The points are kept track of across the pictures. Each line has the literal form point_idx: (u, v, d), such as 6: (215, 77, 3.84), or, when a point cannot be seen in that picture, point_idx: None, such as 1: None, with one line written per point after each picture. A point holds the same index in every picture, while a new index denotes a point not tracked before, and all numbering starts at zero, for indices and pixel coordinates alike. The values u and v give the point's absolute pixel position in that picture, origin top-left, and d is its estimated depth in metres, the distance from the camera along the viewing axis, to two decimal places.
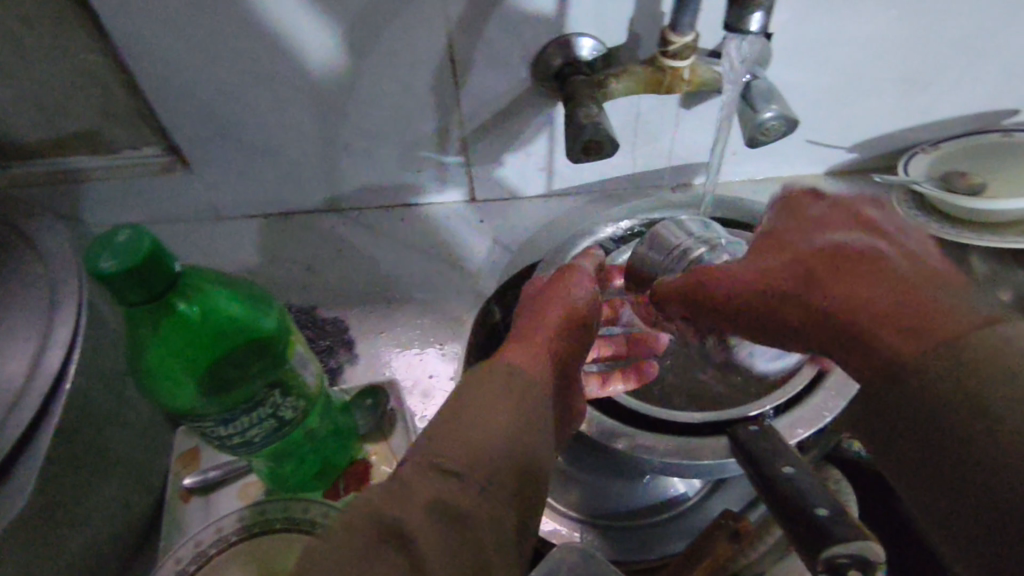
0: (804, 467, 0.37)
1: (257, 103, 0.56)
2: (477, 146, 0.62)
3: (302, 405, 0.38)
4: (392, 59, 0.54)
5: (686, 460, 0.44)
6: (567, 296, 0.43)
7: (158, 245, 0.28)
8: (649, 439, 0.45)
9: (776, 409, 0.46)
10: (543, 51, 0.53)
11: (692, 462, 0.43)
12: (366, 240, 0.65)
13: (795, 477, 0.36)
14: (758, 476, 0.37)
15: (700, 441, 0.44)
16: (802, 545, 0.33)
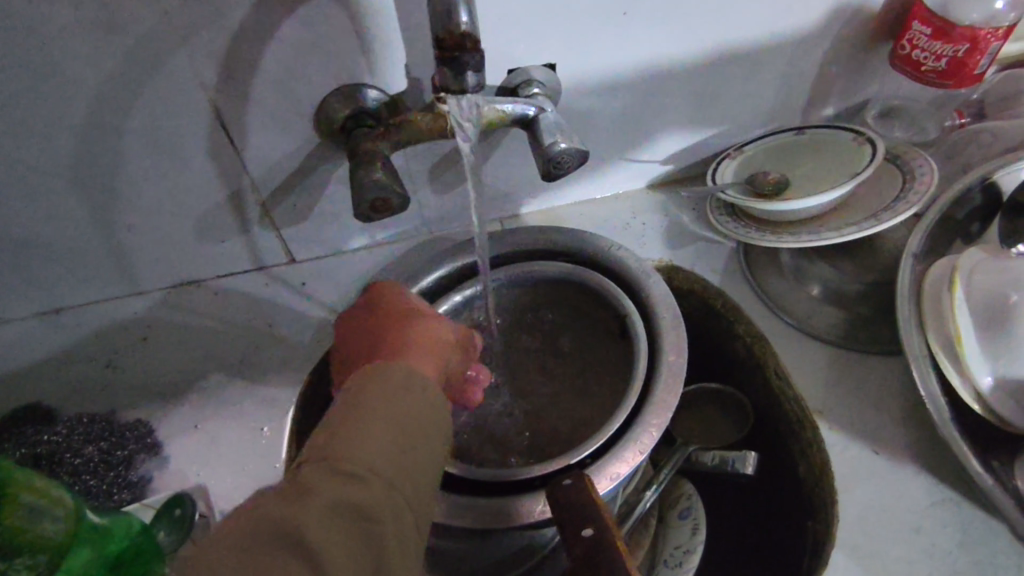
0: (605, 520, 0.36)
1: (5, 197, 0.49)
2: (280, 208, 0.57)
3: (57, 559, 0.37)
4: (155, 131, 0.48)
5: (510, 521, 0.41)
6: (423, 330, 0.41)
7: None
8: (477, 504, 0.42)
9: (598, 450, 0.44)
10: (322, 104, 0.50)
11: (515, 522, 0.41)
12: (175, 323, 0.60)
13: (594, 536, 0.35)
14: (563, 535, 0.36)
15: (525, 498, 0.42)
16: None
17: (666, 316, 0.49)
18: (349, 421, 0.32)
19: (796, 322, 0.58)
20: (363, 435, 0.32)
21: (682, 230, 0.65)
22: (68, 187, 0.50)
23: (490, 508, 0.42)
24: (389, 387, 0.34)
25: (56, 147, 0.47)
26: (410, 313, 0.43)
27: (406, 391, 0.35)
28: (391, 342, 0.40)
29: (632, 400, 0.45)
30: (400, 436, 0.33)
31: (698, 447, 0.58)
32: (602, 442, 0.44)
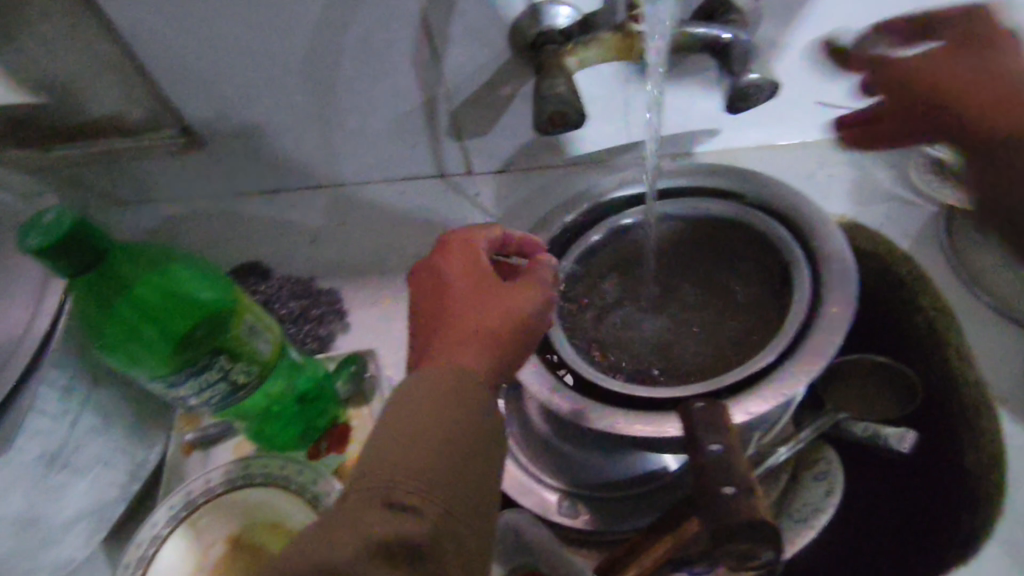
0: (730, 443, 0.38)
1: (252, 84, 0.59)
2: (467, 119, 0.62)
3: (256, 371, 0.41)
4: (370, 38, 0.54)
5: (634, 430, 0.43)
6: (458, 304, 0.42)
7: (82, 221, 0.32)
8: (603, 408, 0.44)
9: (738, 384, 0.43)
10: (518, 20, 0.52)
11: (639, 432, 0.43)
12: (365, 210, 0.68)
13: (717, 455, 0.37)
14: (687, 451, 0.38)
15: (655, 413, 0.43)
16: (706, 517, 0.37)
17: (838, 267, 0.46)
18: (392, 447, 0.34)
19: (993, 302, 0.52)
20: (412, 456, 0.33)
21: (873, 188, 0.59)
22: (298, 82, 0.58)
23: (614, 414, 0.44)
24: (435, 402, 0.36)
25: (294, 44, 0.55)
26: (452, 298, 0.43)
27: (446, 404, 0.36)
28: (447, 333, 0.41)
29: (787, 340, 0.44)
30: (451, 452, 0.34)
31: (847, 416, 0.54)
32: (744, 378, 0.43)
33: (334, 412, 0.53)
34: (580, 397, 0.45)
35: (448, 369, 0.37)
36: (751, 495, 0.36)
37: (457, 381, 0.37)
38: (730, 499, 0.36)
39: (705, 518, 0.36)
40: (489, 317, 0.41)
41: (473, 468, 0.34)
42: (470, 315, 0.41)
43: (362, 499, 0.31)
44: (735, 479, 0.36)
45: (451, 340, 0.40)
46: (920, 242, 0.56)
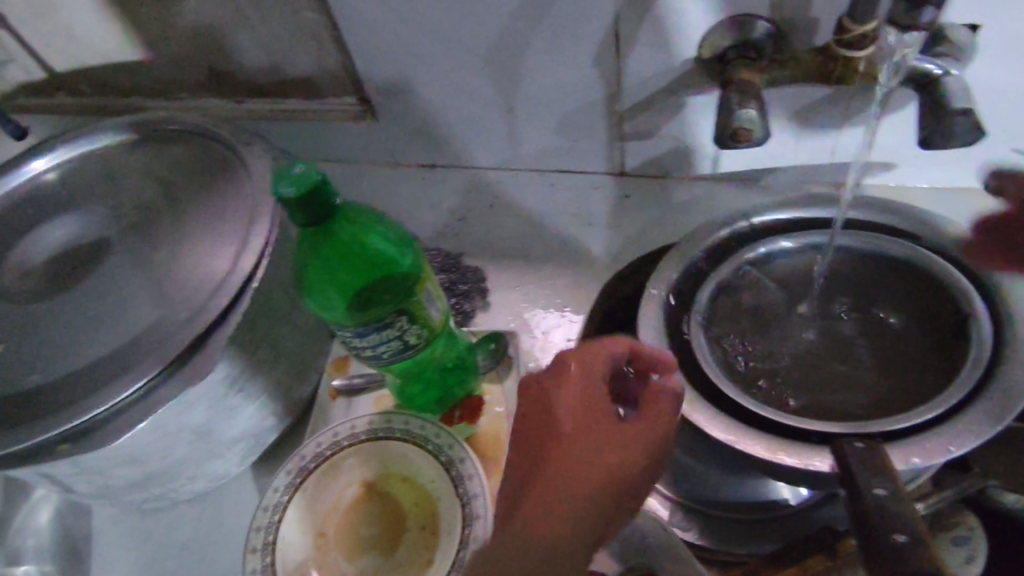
0: (897, 491, 0.36)
1: (436, 65, 0.62)
2: (633, 123, 0.62)
3: (425, 335, 0.44)
4: (559, 31, 0.56)
5: (780, 460, 0.43)
6: (560, 440, 0.40)
7: (326, 179, 0.34)
8: (746, 432, 0.44)
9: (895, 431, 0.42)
10: (710, 32, 0.52)
11: (786, 464, 0.42)
12: (516, 197, 0.70)
13: (883, 500, 0.36)
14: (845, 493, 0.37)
15: (803, 447, 0.43)
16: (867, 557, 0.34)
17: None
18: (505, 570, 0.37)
19: None
20: None
21: None
22: (479, 66, 0.61)
23: (759, 441, 0.44)
24: (541, 547, 0.38)
25: (485, 31, 0.57)
26: (552, 436, 0.40)
27: (556, 546, 0.38)
28: (544, 472, 0.39)
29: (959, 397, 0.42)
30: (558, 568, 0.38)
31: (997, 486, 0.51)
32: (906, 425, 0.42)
33: (471, 385, 0.55)
34: (723, 416, 0.45)
35: (549, 524, 0.38)
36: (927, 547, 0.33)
37: (562, 512, 0.38)
38: (901, 548, 0.33)
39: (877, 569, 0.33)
40: (595, 464, 0.39)
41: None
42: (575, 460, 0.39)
43: None
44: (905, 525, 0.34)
45: (550, 476, 0.39)
46: None
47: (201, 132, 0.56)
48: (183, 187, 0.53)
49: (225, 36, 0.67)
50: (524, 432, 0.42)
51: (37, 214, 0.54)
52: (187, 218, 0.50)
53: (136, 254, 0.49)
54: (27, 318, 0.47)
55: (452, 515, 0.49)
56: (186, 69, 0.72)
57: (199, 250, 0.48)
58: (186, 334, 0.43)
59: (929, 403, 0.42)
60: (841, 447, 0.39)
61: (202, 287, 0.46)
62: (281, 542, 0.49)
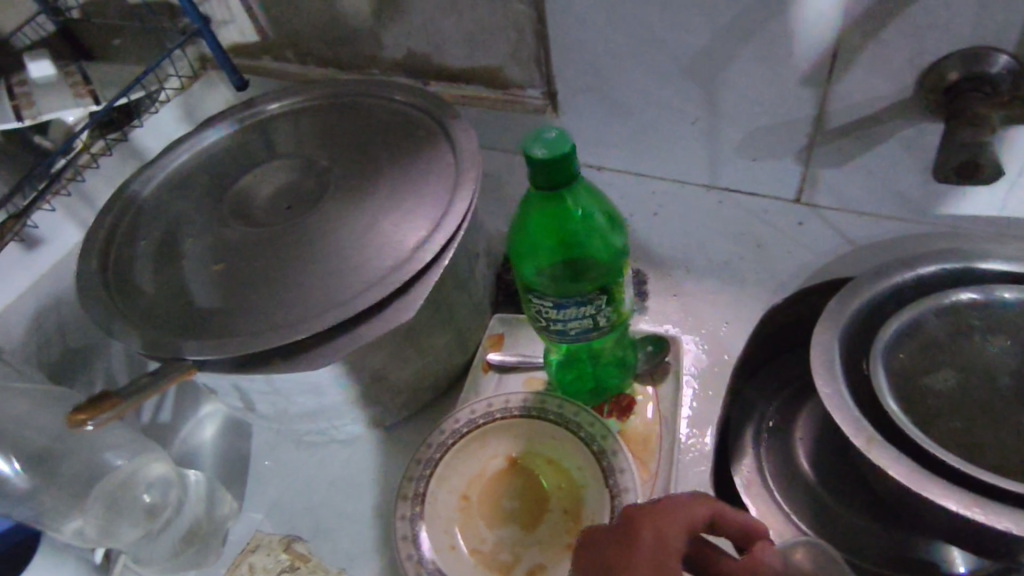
0: None
1: (635, 68, 0.63)
2: (826, 149, 0.60)
3: (614, 320, 0.44)
4: (773, 46, 0.55)
5: (981, 519, 0.40)
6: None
7: (575, 149, 0.35)
8: (940, 484, 0.42)
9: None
10: (941, 61, 0.50)
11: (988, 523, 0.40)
12: (682, 211, 0.69)
13: None
14: None
15: (1006, 506, 0.40)
16: None
17: None
18: None
19: None
20: None
21: None
22: (678, 73, 0.61)
23: (957, 495, 0.41)
24: None
25: (695, 39, 0.58)
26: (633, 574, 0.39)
27: None
28: None
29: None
30: None
31: None
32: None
33: (624, 383, 0.55)
34: (914, 462, 0.43)
35: None
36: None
37: None
38: None
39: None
40: None
41: None
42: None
43: None
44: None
45: None
46: None
47: (405, 102, 0.60)
48: (386, 149, 0.56)
49: (430, 20, 0.70)
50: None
51: (255, 156, 0.59)
52: (391, 177, 0.53)
53: (344, 202, 0.52)
54: (245, 245, 0.51)
55: (598, 508, 0.48)
56: (380, 49, 0.76)
57: (403, 207, 0.51)
58: (391, 278, 0.45)
59: None
60: None
61: (405, 240, 0.48)
62: (430, 496, 0.50)
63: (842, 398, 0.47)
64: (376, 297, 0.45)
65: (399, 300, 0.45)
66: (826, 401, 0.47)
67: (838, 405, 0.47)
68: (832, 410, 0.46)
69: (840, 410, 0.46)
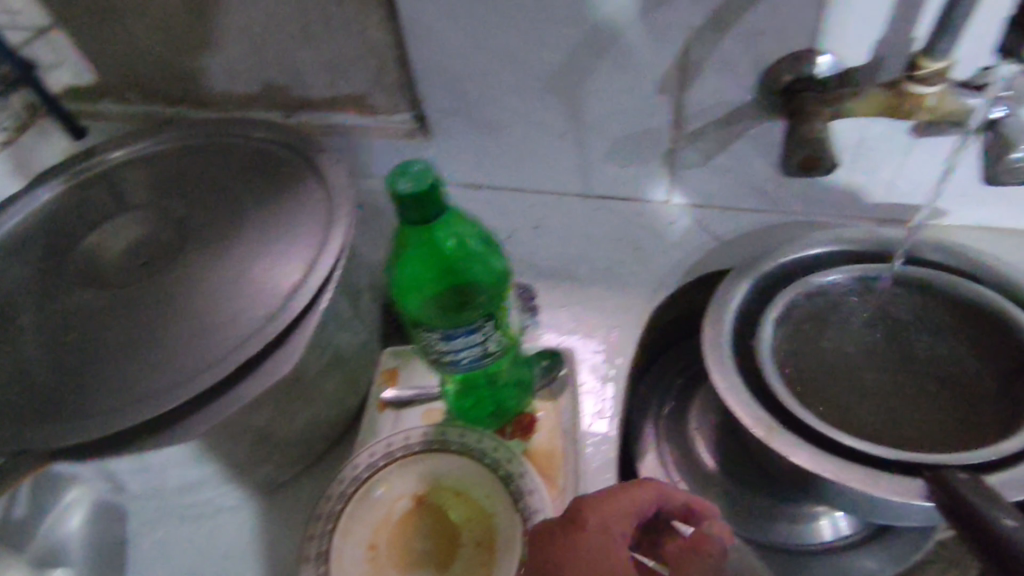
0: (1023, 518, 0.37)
1: (500, 86, 0.63)
2: (687, 151, 0.63)
3: (504, 344, 0.43)
4: (627, 57, 0.57)
5: (871, 490, 0.43)
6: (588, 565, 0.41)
7: (442, 183, 0.34)
8: (833, 462, 0.45)
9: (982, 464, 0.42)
10: (776, 65, 0.54)
11: (878, 493, 0.43)
12: (564, 222, 0.70)
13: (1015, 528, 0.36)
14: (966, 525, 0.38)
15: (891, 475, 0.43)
16: None
17: None
18: None
19: None
20: None
21: None
22: (542, 89, 0.62)
23: (848, 470, 0.44)
24: None
25: (553, 55, 0.59)
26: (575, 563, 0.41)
27: None
28: None
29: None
30: None
31: None
32: (992, 458, 0.42)
33: (525, 402, 0.55)
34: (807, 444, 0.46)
35: None
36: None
37: None
38: None
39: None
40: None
41: None
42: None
43: None
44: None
45: None
46: None
47: (265, 137, 0.56)
48: (248, 189, 0.53)
49: (283, 49, 0.67)
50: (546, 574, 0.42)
51: (100, 211, 0.54)
52: (256, 219, 0.50)
53: (207, 251, 0.48)
54: (97, 311, 0.46)
55: (512, 533, 0.48)
56: (235, 82, 0.71)
57: (272, 250, 0.48)
58: (265, 330, 0.42)
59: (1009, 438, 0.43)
60: (946, 476, 0.40)
61: (278, 286, 0.45)
62: (336, 552, 0.47)
63: (737, 390, 0.49)
64: (253, 351, 0.41)
65: (277, 350, 0.42)
66: (723, 394, 0.49)
67: (735, 397, 0.49)
68: (731, 402, 0.48)
69: (738, 402, 0.48)
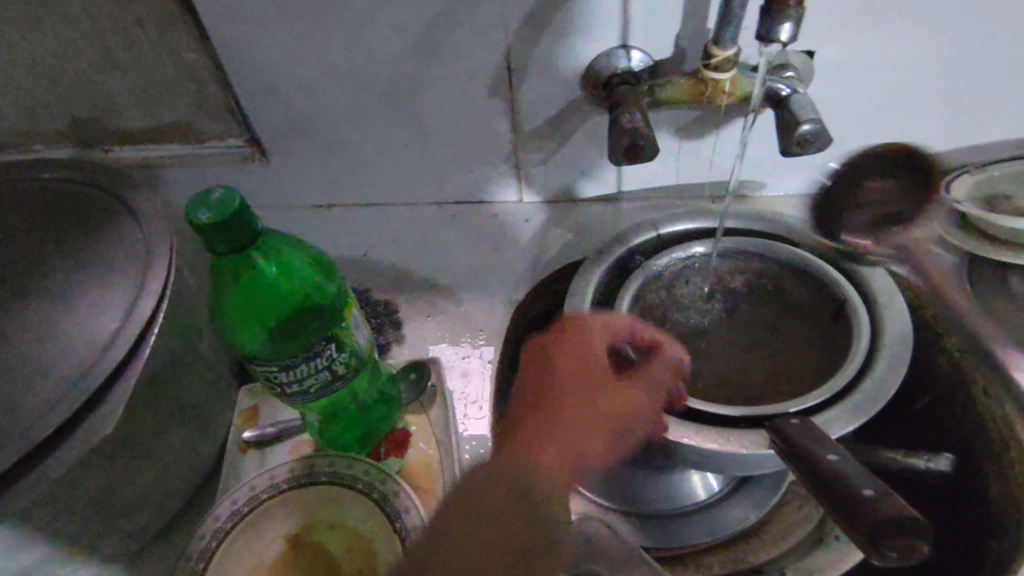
0: (847, 456, 0.39)
1: (331, 102, 0.62)
2: (528, 149, 0.65)
3: (353, 364, 0.42)
4: (453, 65, 0.58)
5: (724, 448, 0.46)
6: (572, 353, 0.51)
7: (245, 205, 0.33)
8: (690, 428, 0.47)
9: (812, 408, 0.46)
10: (592, 60, 0.57)
11: (730, 449, 0.45)
12: (419, 233, 0.69)
13: (838, 463, 0.38)
14: (801, 466, 0.39)
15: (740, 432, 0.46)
16: (840, 515, 0.35)
17: (889, 309, 0.51)
18: (461, 518, 0.44)
19: (1016, 344, 0.55)
20: (471, 543, 0.44)
21: None
22: (375, 100, 0.61)
23: (703, 434, 0.47)
24: (491, 514, 0.45)
25: (380, 67, 0.59)
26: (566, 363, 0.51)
27: (511, 524, 0.45)
28: (551, 399, 0.51)
29: (857, 367, 0.48)
30: (507, 539, 0.44)
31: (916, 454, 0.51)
32: (819, 400, 0.47)
33: (395, 420, 0.54)
34: (667, 415, 0.48)
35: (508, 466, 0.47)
36: (893, 499, 0.34)
37: (519, 491, 0.46)
38: (870, 498, 0.34)
39: (847, 532, 0.33)
40: (592, 418, 0.50)
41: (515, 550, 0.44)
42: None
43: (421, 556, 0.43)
44: (867, 482, 0.35)
45: (556, 407, 0.51)
46: None
47: (72, 178, 0.52)
48: (54, 237, 0.48)
49: (88, 81, 0.62)
50: (524, 395, 0.53)
51: None
52: (65, 269, 0.45)
53: (6, 311, 0.43)
54: None
55: (390, 557, 0.46)
56: (39, 120, 0.65)
57: (87, 300, 0.43)
58: (78, 390, 0.38)
59: (833, 379, 0.48)
60: (780, 425, 0.43)
61: (94, 339, 0.41)
62: None
63: (599, 374, 0.51)
64: (67, 414, 0.38)
65: (97, 409, 0.39)
66: (589, 381, 0.50)
67: (599, 381, 0.50)
68: None
69: None
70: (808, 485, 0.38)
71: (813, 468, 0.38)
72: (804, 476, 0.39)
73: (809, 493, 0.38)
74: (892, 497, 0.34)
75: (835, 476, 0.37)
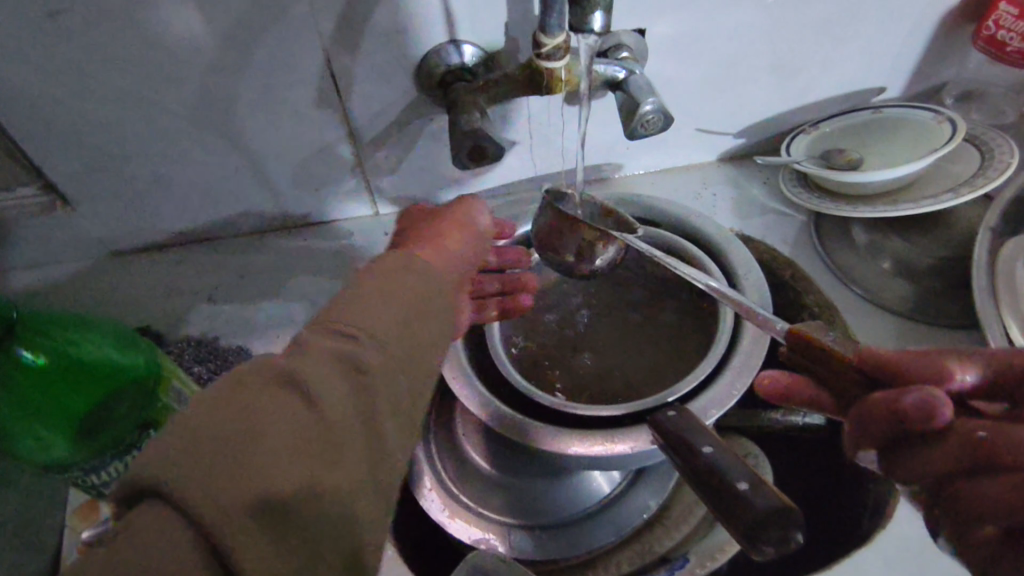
0: (723, 443, 0.38)
1: (134, 133, 0.54)
2: (373, 159, 0.60)
3: None
4: (269, 78, 0.52)
5: (607, 450, 0.45)
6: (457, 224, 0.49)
7: None
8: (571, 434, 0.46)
9: (687, 395, 0.47)
10: (423, 59, 0.53)
11: (614, 452, 0.44)
12: (271, 263, 0.63)
13: (714, 454, 0.37)
14: (680, 457, 0.38)
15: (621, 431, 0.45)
16: (720, 513, 0.34)
17: (750, 280, 0.52)
18: (384, 302, 0.32)
19: (864, 292, 0.58)
20: (374, 315, 0.31)
21: (752, 202, 0.66)
22: (186, 127, 0.54)
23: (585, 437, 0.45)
24: (393, 312, 0.32)
25: (184, 89, 0.52)
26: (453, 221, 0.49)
27: (417, 305, 0.33)
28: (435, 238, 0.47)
29: (724, 347, 0.48)
30: (405, 336, 0.31)
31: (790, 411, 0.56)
32: (694, 386, 0.47)
33: None
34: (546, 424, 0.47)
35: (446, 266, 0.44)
36: (767, 489, 0.34)
37: (416, 296, 0.33)
38: (743, 492, 0.34)
39: (728, 530, 0.33)
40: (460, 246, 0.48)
41: (415, 373, 0.32)
42: (408, 284, 0.33)
43: (267, 392, 0.27)
44: (743, 474, 0.35)
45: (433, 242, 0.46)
46: (798, 247, 0.62)
47: None
48: None
49: None
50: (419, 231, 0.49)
51: None
52: None
53: None
54: None
55: None
56: None
57: None
58: None
59: (706, 360, 0.48)
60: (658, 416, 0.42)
61: None
62: None
63: (468, 381, 0.49)
64: None
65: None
66: (454, 385, 0.49)
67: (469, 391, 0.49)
68: (464, 397, 0.48)
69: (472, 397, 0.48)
70: (686, 477, 0.37)
71: (692, 462, 0.37)
72: (683, 467, 0.37)
73: (687, 485, 0.38)
74: (766, 488, 0.34)
75: (711, 468, 0.36)
